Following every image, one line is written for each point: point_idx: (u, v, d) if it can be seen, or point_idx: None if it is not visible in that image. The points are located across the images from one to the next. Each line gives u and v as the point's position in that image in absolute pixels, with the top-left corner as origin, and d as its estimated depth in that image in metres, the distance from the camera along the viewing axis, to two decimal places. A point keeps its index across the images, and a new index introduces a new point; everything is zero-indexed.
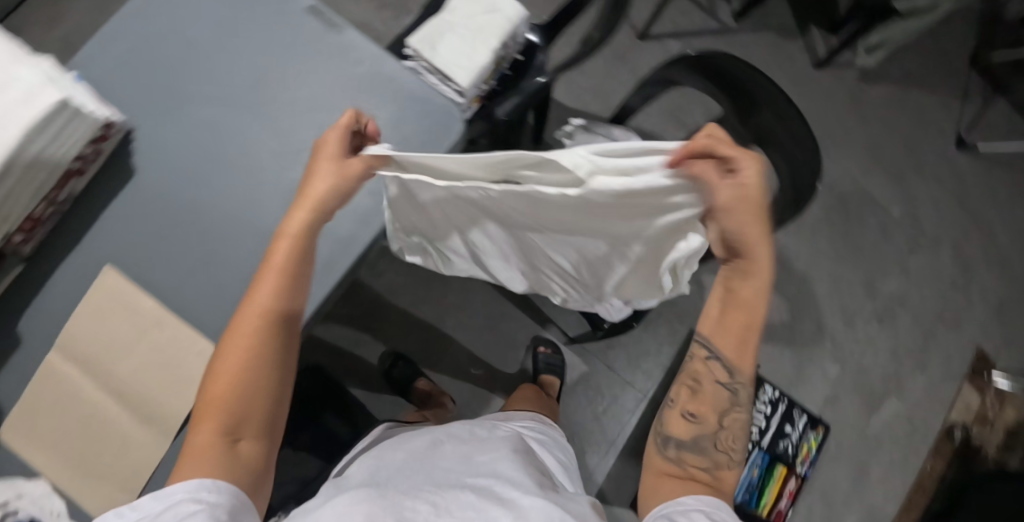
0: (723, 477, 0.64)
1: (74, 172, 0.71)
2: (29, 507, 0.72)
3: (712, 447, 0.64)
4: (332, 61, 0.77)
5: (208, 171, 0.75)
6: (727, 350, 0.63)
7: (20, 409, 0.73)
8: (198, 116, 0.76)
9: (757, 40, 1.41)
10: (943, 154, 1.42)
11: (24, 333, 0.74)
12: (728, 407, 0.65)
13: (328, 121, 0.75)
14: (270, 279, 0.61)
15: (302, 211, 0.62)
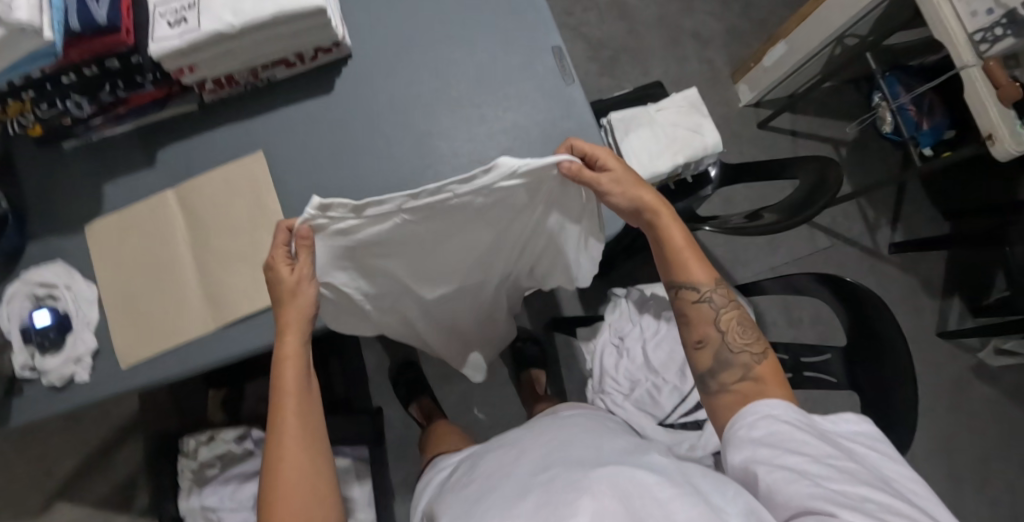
0: (761, 371, 0.66)
1: (288, 62, 0.77)
2: (70, 302, 0.75)
3: (733, 353, 0.68)
4: (545, 99, 0.78)
5: (389, 131, 0.78)
6: (694, 275, 0.69)
7: (116, 219, 0.77)
8: (409, 79, 0.79)
9: (901, 280, 1.37)
10: (1013, 487, 1.33)
11: (159, 159, 0.79)
12: (716, 315, 0.70)
13: (511, 148, 0.77)
14: (290, 400, 0.64)
15: (292, 336, 0.66)
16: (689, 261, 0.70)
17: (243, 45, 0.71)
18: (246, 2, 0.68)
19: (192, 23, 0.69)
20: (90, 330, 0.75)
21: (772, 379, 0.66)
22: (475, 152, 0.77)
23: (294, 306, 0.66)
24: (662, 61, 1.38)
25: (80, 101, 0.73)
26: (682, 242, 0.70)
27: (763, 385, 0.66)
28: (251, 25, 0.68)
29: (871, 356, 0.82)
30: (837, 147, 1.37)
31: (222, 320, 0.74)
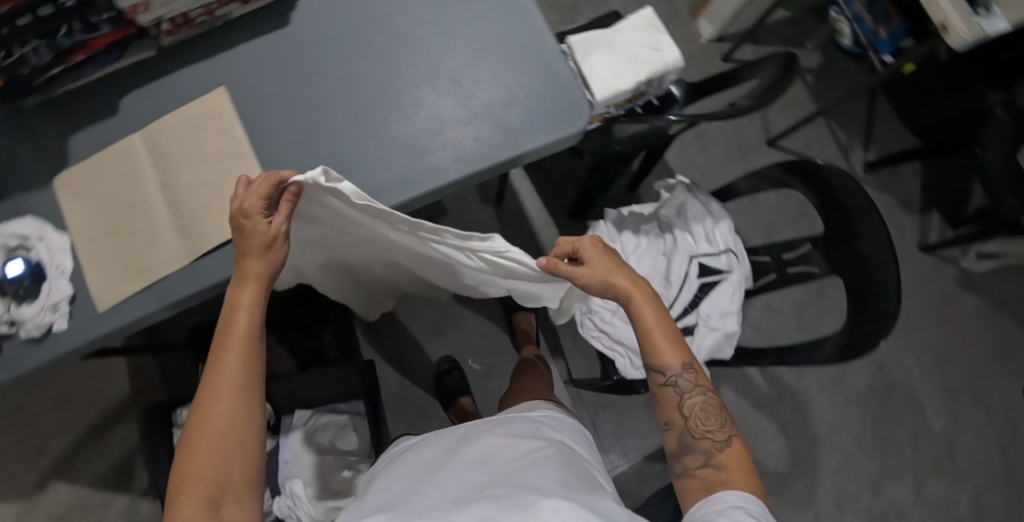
0: (723, 459, 0.67)
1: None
2: (43, 252, 0.74)
3: (695, 439, 0.70)
4: (501, 15, 0.80)
5: (350, 54, 0.79)
6: (664, 358, 0.71)
7: (83, 168, 0.77)
8: (366, 5, 0.80)
9: (878, 198, 1.38)
10: (1007, 392, 1.35)
11: (124, 107, 0.80)
12: (681, 399, 0.71)
13: (471, 62, 0.78)
14: (236, 350, 0.64)
15: (251, 285, 0.66)
16: (663, 343, 0.72)
17: None
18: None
19: None
20: (65, 278, 0.74)
21: (733, 469, 0.66)
22: (436, 67, 0.78)
23: (258, 259, 0.66)
24: (623, 4, 1.39)
25: (37, 47, 0.72)
26: (658, 324, 0.72)
27: (724, 473, 0.67)
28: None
29: (848, 238, 0.83)
30: (801, 76, 1.39)
31: (198, 253, 0.73)
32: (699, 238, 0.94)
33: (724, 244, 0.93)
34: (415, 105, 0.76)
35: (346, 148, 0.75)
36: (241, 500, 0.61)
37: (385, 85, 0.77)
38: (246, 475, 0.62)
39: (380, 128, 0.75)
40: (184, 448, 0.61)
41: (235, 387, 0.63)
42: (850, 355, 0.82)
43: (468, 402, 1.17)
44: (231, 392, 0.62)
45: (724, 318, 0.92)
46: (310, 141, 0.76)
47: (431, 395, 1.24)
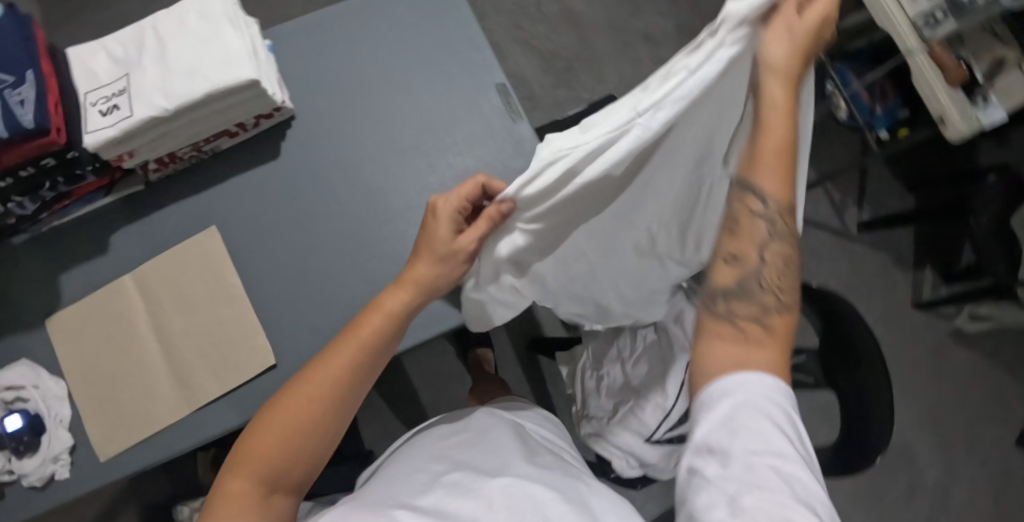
0: (779, 320, 0.46)
1: (229, 132, 0.76)
2: (40, 403, 0.74)
3: (760, 289, 0.46)
4: (497, 142, 0.78)
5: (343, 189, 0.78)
6: (780, 194, 0.45)
7: (76, 312, 0.77)
8: (360, 134, 0.79)
9: (874, 255, 1.38)
10: (1005, 446, 1.35)
11: (114, 244, 0.79)
12: (765, 241, 0.47)
13: None
14: (350, 349, 0.58)
15: (398, 298, 0.61)
16: (776, 170, 0.45)
17: (180, 126, 0.71)
18: (177, 84, 0.68)
19: (126, 114, 0.68)
20: (64, 427, 0.74)
21: (780, 337, 0.46)
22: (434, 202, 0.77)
23: (425, 262, 0.61)
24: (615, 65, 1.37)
25: (22, 200, 0.72)
26: (783, 145, 0.45)
27: (770, 342, 0.46)
28: (185, 107, 0.68)
29: (849, 364, 0.87)
30: None
31: (196, 403, 0.73)
32: None
33: None
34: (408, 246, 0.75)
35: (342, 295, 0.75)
36: (292, 494, 0.57)
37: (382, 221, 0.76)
38: (308, 470, 0.57)
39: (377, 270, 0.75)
40: (253, 427, 0.56)
41: (328, 397, 0.57)
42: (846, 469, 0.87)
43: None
44: (329, 397, 0.57)
45: None
46: (304, 286, 0.75)
47: None
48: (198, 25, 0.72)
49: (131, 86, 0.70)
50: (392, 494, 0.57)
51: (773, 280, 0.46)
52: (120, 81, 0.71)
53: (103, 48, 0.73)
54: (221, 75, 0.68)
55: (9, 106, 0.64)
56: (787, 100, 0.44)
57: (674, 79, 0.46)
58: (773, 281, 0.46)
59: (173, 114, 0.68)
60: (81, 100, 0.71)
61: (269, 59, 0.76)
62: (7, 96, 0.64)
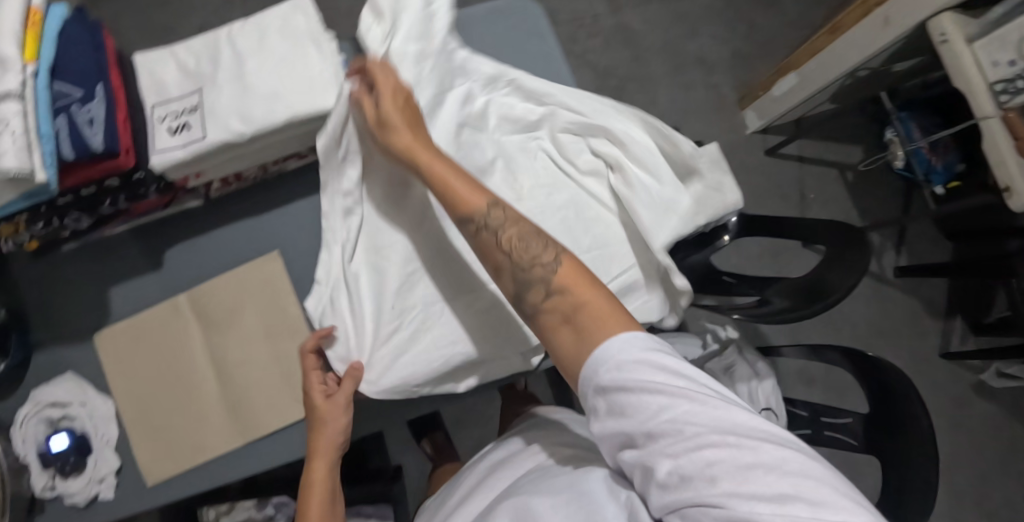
0: (562, 280, 0.53)
1: (300, 154, 0.72)
2: (87, 421, 0.72)
3: (525, 271, 0.55)
4: (571, 188, 0.76)
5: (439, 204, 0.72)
6: (476, 199, 0.58)
7: (126, 329, 0.74)
8: (460, 146, 0.75)
9: (906, 302, 1.38)
10: (1013, 501, 1.38)
11: (165, 262, 0.75)
12: (523, 257, 0.56)
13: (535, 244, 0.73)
14: (316, 500, 0.65)
15: (320, 459, 0.66)
16: (456, 186, 0.59)
17: (252, 151, 0.67)
18: (256, 108, 0.63)
19: (193, 134, 0.63)
20: (110, 448, 0.72)
21: (578, 282, 0.53)
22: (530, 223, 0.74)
23: (330, 430, 0.66)
24: (669, 86, 1.34)
25: (77, 217, 0.66)
26: (444, 177, 0.59)
27: (576, 293, 0.53)
28: (264, 133, 0.63)
29: (895, 429, 0.85)
30: (843, 172, 1.35)
31: (251, 435, 0.72)
32: (743, 395, 0.92)
33: (764, 403, 0.91)
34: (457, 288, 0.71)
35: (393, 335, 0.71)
36: None
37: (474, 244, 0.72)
38: None
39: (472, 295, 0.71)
40: None
41: None
42: None
43: (428, 445, 1.15)
44: None
45: None
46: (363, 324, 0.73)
47: None
48: (279, 41, 0.66)
49: (205, 104, 0.64)
50: None
51: (530, 255, 0.55)
52: (191, 97, 0.65)
53: (172, 57, 0.67)
54: (306, 103, 0.63)
55: (78, 125, 0.57)
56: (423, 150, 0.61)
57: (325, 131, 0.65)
58: (531, 255, 0.55)
59: (249, 139, 0.63)
60: (148, 114, 0.65)
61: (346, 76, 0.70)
62: (74, 112, 0.57)
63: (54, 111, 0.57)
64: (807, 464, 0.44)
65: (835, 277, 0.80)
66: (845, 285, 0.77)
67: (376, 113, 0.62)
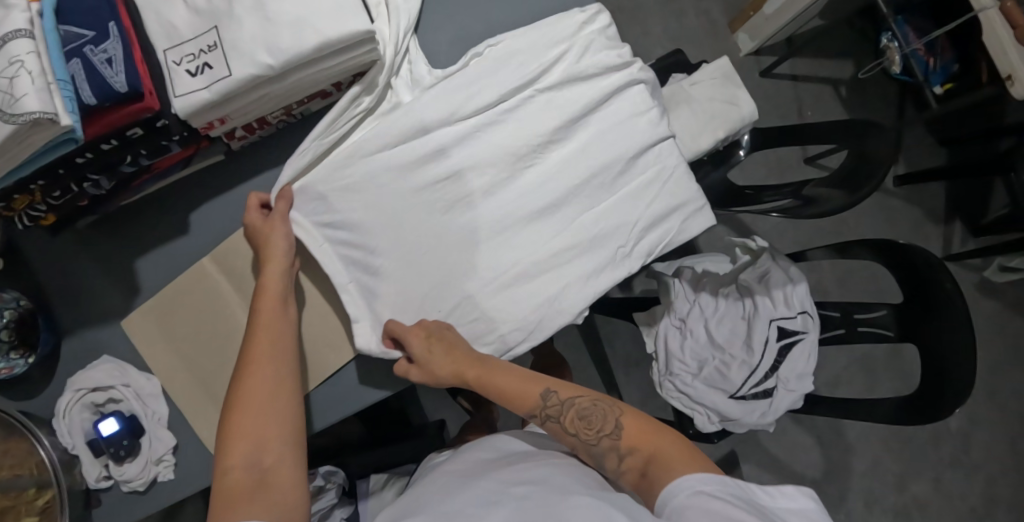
0: (628, 442, 0.60)
1: (325, 93, 0.67)
2: (134, 401, 0.68)
3: (596, 446, 0.62)
4: (606, 118, 0.72)
5: (468, 154, 0.68)
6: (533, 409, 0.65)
7: (158, 301, 0.69)
8: (481, 87, 0.69)
9: (909, 211, 1.41)
10: (1018, 390, 1.46)
11: (193, 226, 0.71)
12: (561, 426, 0.64)
13: (573, 181, 0.70)
14: (265, 316, 0.63)
15: (274, 269, 0.64)
16: (513, 390, 0.65)
17: (277, 89, 0.62)
18: (282, 36, 0.58)
19: (215, 73, 0.58)
20: (163, 426, 0.69)
21: (642, 441, 0.60)
22: (566, 154, 0.71)
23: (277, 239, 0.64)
24: (661, 16, 1.32)
25: (97, 180, 0.61)
26: (518, 400, 0.65)
27: (640, 451, 0.60)
28: (293, 63, 0.58)
29: (930, 315, 0.88)
30: (836, 87, 1.36)
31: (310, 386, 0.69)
32: (778, 301, 0.95)
33: (800, 306, 0.95)
34: (507, 235, 0.69)
35: (444, 288, 0.68)
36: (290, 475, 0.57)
37: (518, 186, 0.70)
38: (287, 428, 0.59)
39: (516, 238, 0.69)
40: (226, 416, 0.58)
41: (274, 367, 0.61)
42: (918, 420, 0.89)
43: (466, 401, 1.15)
44: (270, 377, 0.60)
45: (801, 380, 0.95)
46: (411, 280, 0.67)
47: None
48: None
49: (225, 42, 0.58)
50: (461, 507, 0.58)
51: (592, 434, 0.62)
52: (208, 36, 0.59)
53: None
54: (334, 27, 0.58)
55: (95, 66, 0.52)
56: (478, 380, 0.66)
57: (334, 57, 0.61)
58: (592, 435, 0.62)
59: (278, 72, 0.59)
60: (162, 59, 0.59)
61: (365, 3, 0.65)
62: (89, 54, 0.53)
63: (66, 56, 0.52)
64: None
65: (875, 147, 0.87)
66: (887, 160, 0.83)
67: (413, 340, 0.65)
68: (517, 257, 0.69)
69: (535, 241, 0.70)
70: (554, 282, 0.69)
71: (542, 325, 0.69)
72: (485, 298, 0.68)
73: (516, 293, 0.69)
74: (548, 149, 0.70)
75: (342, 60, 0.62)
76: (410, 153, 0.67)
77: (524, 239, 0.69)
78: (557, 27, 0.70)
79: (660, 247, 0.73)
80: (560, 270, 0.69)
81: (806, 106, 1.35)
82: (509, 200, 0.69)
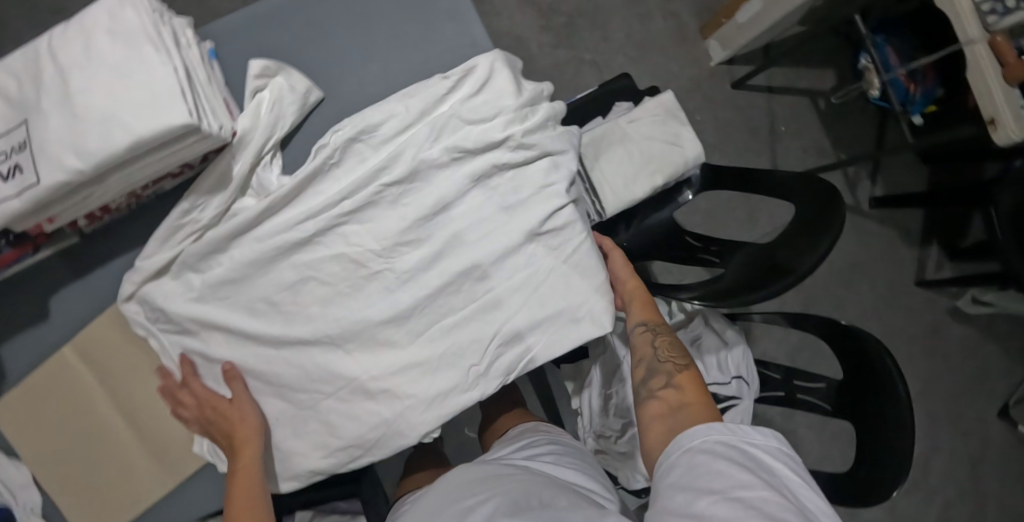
0: (681, 380, 0.63)
1: (173, 173, 0.63)
2: (3, 491, 0.67)
3: (661, 364, 0.66)
4: (490, 195, 0.67)
5: (306, 253, 0.65)
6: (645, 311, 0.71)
7: (20, 391, 0.66)
8: (353, 166, 0.65)
9: (882, 232, 1.33)
10: (982, 416, 1.41)
11: (54, 310, 0.67)
12: (652, 336, 0.69)
13: (449, 272, 0.66)
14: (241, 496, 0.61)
15: (247, 455, 0.63)
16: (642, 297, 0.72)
17: (106, 184, 0.57)
18: (91, 137, 0.52)
19: (24, 177, 0.53)
20: (36, 515, 0.67)
21: (692, 390, 0.63)
22: (441, 239, 0.66)
23: (246, 422, 0.64)
24: (623, 19, 1.21)
25: None
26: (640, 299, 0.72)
27: (685, 398, 0.62)
28: (105, 166, 0.53)
29: (871, 399, 0.80)
30: (815, 100, 1.25)
31: (185, 473, 0.68)
32: (710, 366, 0.89)
33: (735, 372, 0.89)
34: (371, 333, 0.65)
35: (306, 384, 0.66)
36: None
37: (386, 277, 0.65)
38: None
39: (361, 349, 0.66)
40: None
41: None
42: (856, 501, 0.81)
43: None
44: None
45: None
46: (277, 377, 0.66)
47: None
48: (110, 45, 0.54)
49: (33, 140, 0.53)
50: None
51: (667, 354, 0.67)
52: (18, 131, 0.54)
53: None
54: (145, 123, 0.52)
55: None
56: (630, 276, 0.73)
57: (159, 149, 0.56)
58: (667, 356, 0.67)
59: (92, 174, 0.54)
60: None
61: (205, 80, 0.59)
62: None
63: None
64: (770, 498, 0.51)
65: (792, 254, 0.74)
66: (813, 258, 0.70)
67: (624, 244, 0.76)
68: (360, 364, 0.65)
69: (400, 340, 0.66)
70: (400, 394, 0.65)
71: (385, 438, 0.65)
72: (326, 405, 0.66)
73: (375, 395, 0.65)
74: (420, 233, 0.66)
75: (170, 149, 0.56)
76: (274, 241, 0.64)
77: (388, 336, 0.66)
78: (439, 97, 0.66)
79: (534, 357, 0.67)
80: (427, 373, 0.65)
81: (778, 119, 1.25)
82: (376, 294, 0.65)
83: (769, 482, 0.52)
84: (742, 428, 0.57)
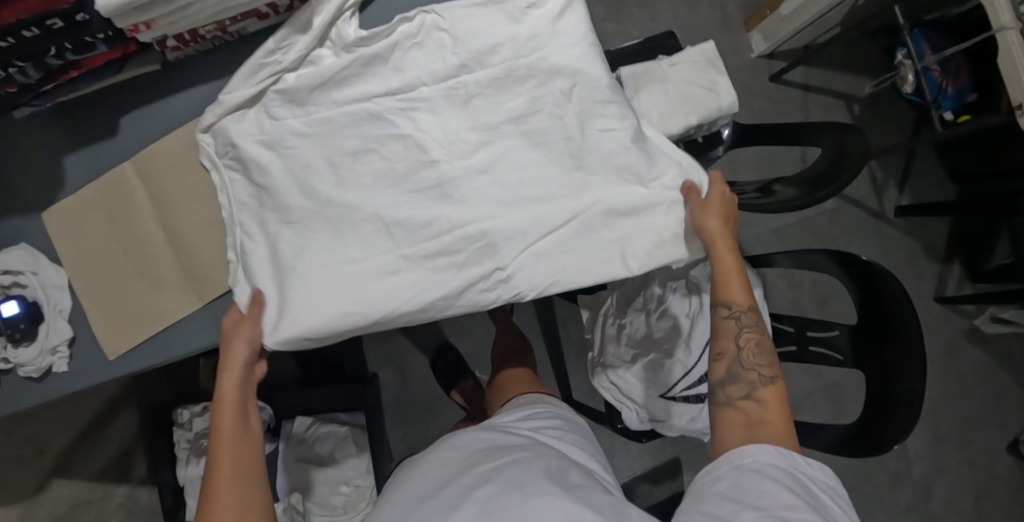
0: (764, 394, 0.63)
1: (260, 14, 0.68)
2: (39, 290, 0.70)
3: (745, 370, 0.65)
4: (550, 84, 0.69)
5: (365, 107, 0.68)
6: (736, 301, 0.67)
7: (77, 197, 0.70)
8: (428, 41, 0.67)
9: (905, 244, 1.34)
10: (990, 448, 1.37)
11: (123, 130, 0.72)
12: (738, 330, 0.67)
13: (498, 142, 0.69)
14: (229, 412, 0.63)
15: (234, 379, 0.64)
16: (733, 282, 0.67)
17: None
18: None
19: None
20: (64, 319, 0.70)
21: (774, 405, 0.63)
22: (493, 111, 0.69)
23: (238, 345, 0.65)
24: (674, 3, 1.28)
25: (23, 67, 0.62)
26: (729, 277, 0.67)
27: (765, 412, 0.62)
28: None
29: (885, 345, 0.80)
30: (849, 103, 1.30)
31: (212, 298, 0.71)
32: None
33: None
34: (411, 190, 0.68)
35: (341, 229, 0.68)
36: None
37: (431, 138, 0.68)
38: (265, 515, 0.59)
39: (396, 205, 0.68)
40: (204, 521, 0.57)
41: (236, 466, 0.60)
42: (859, 452, 0.81)
43: (459, 396, 1.12)
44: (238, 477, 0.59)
45: None
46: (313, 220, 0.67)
47: (431, 399, 1.21)
48: None
49: None
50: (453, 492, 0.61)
51: (752, 361, 0.66)
52: None
53: None
54: None
55: None
56: (724, 249, 0.66)
57: None
58: (752, 361, 0.66)
59: None
60: None
61: None
62: None
63: None
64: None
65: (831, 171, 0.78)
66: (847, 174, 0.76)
67: (712, 200, 0.68)
68: (395, 229, 0.68)
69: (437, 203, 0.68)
70: (436, 267, 0.68)
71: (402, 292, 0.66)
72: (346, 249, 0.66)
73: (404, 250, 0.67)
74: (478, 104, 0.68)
75: None
76: (343, 90, 0.68)
77: (425, 199, 0.68)
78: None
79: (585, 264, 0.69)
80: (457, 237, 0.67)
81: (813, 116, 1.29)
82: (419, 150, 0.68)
83: (813, 508, 0.55)
84: (794, 456, 0.58)
